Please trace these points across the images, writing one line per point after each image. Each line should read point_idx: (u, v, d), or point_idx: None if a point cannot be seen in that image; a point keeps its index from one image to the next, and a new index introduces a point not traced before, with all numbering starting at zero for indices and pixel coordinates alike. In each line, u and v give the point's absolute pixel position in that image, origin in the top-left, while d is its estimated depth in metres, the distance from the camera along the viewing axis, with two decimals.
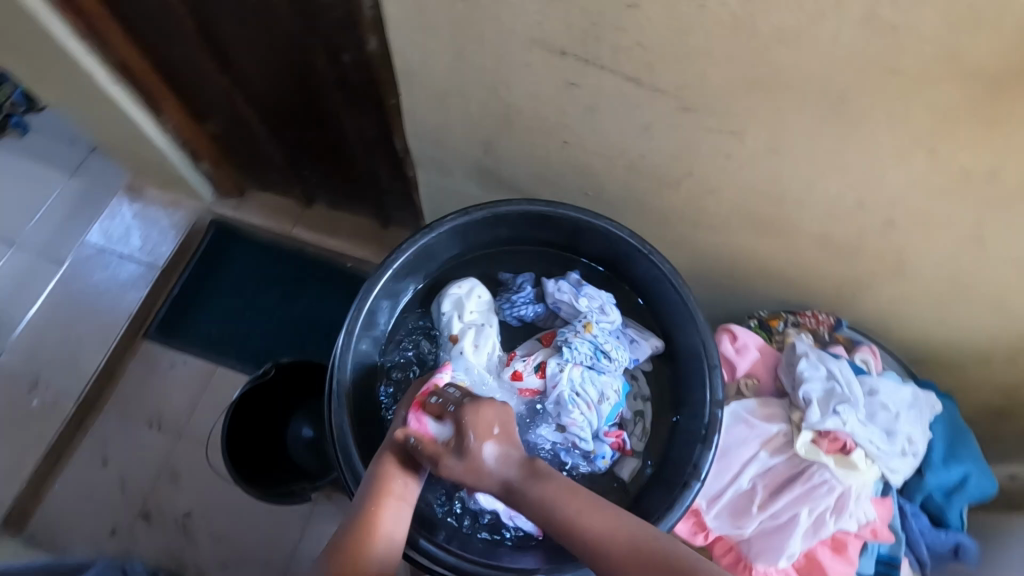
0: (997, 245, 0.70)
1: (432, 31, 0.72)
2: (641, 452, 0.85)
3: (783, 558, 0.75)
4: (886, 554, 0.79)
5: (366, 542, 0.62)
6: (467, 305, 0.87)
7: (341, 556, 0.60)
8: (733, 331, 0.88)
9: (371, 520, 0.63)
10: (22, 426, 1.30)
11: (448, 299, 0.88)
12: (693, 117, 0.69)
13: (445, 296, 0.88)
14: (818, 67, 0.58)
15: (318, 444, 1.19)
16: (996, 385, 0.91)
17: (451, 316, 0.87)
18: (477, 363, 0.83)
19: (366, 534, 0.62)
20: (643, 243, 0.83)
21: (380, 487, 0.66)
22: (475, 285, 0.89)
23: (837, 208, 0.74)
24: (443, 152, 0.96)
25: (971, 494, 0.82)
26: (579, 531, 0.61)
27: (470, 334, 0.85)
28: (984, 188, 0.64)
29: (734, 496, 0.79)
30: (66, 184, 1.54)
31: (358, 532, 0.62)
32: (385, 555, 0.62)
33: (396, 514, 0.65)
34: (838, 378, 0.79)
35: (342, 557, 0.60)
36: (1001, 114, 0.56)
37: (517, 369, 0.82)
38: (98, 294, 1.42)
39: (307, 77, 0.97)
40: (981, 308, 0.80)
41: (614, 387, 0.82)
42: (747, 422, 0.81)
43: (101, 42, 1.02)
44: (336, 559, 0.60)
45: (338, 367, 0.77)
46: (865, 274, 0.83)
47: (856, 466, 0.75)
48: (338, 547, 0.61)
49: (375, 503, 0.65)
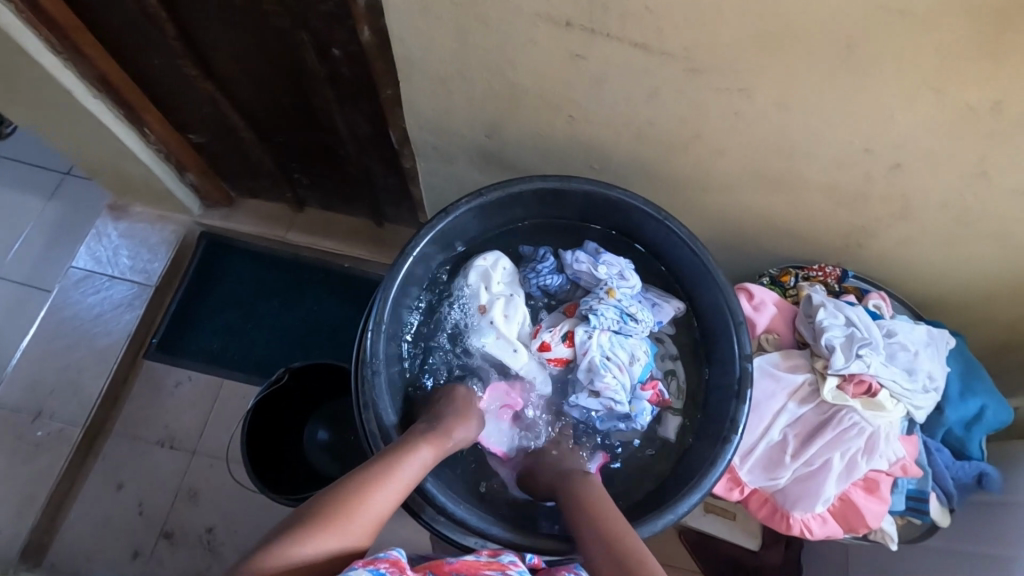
0: (1001, 178, 0.73)
1: (434, 14, 0.71)
2: (681, 410, 0.89)
3: (820, 502, 0.78)
4: (914, 489, 0.82)
5: (371, 497, 0.64)
6: (494, 276, 0.90)
7: (346, 500, 0.62)
8: (749, 290, 0.89)
9: (382, 482, 0.66)
10: (28, 459, 1.26)
11: (475, 271, 0.90)
12: (702, 78, 0.70)
13: (472, 268, 0.90)
14: (830, 15, 0.59)
15: (335, 446, 1.20)
16: (1000, 318, 0.94)
17: (479, 287, 0.90)
18: (509, 333, 0.88)
19: (374, 490, 0.64)
20: (658, 210, 0.85)
21: (405, 455, 0.70)
22: (500, 257, 0.91)
23: (843, 154, 0.76)
24: (446, 138, 0.96)
25: (990, 425, 0.85)
26: (606, 528, 0.67)
27: (499, 304, 0.89)
28: (988, 121, 0.66)
29: (767, 448, 0.82)
30: (47, 210, 1.49)
31: (368, 484, 0.64)
32: (380, 517, 0.64)
33: (404, 489, 0.68)
34: (856, 324, 0.82)
35: (346, 501, 0.62)
36: (1006, 48, 0.58)
37: (544, 340, 0.87)
38: (93, 318, 1.37)
39: (296, 78, 0.95)
40: (985, 244, 0.83)
41: (643, 348, 0.87)
42: (772, 375, 0.83)
43: (78, 55, 0.97)
44: (341, 502, 0.62)
45: (371, 358, 0.78)
46: (870, 221, 0.86)
47: (882, 407, 0.78)
48: (344, 491, 0.63)
49: (391, 469, 0.68)
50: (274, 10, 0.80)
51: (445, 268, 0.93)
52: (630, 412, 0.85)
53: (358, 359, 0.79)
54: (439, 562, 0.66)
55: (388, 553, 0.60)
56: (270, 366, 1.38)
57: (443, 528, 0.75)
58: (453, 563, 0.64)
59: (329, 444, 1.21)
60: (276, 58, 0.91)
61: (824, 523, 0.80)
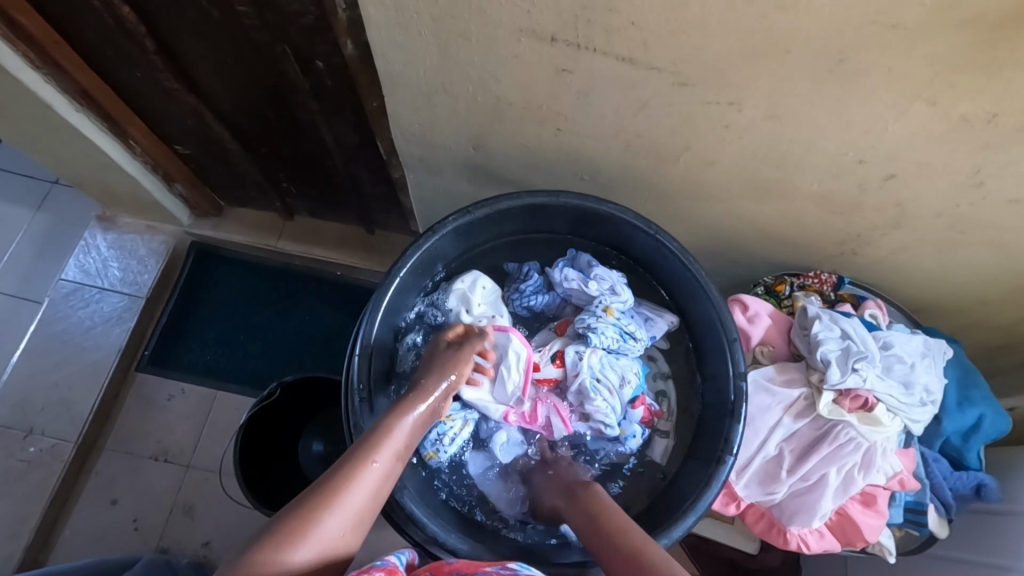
0: (996, 188, 0.71)
1: (414, 30, 0.69)
2: (670, 432, 0.89)
3: (817, 518, 0.77)
4: (912, 501, 0.82)
5: (350, 489, 0.62)
6: (473, 299, 0.88)
7: (324, 497, 0.61)
8: (743, 301, 0.88)
9: (359, 470, 0.64)
10: (20, 477, 1.25)
11: (453, 295, 0.88)
12: (690, 91, 0.68)
13: (450, 292, 0.89)
14: (819, 29, 0.57)
15: (331, 458, 1.17)
16: (997, 322, 0.94)
17: (460, 310, 0.88)
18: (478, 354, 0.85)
19: (351, 482, 0.63)
20: (648, 224, 0.84)
21: (379, 438, 0.68)
22: (478, 276, 0.89)
23: (836, 165, 0.75)
24: (432, 150, 0.95)
25: (987, 434, 0.85)
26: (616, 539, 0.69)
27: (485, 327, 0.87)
28: (983, 132, 0.64)
29: (763, 463, 0.81)
30: (33, 221, 1.47)
31: (343, 480, 0.63)
32: (361, 506, 0.63)
33: (383, 474, 0.66)
34: (852, 337, 0.80)
35: (322, 498, 0.60)
36: (1000, 60, 0.56)
37: (535, 360, 0.86)
38: (83, 332, 1.35)
39: (279, 89, 0.92)
40: (982, 254, 0.82)
41: (633, 369, 0.87)
42: (768, 390, 0.83)
43: (58, 70, 0.95)
44: (318, 500, 0.60)
45: (359, 384, 0.78)
46: (864, 230, 0.85)
47: (879, 422, 0.77)
48: (319, 488, 0.61)
49: (367, 455, 0.66)
50: (253, 24, 0.77)
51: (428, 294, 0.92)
52: (620, 435, 0.85)
53: (346, 383, 0.78)
54: (440, 564, 0.65)
55: (388, 560, 0.60)
56: (263, 378, 1.37)
57: (440, 551, 0.73)
58: (453, 563, 0.63)
59: (324, 455, 1.18)
60: (258, 70, 0.89)
61: (821, 538, 0.79)
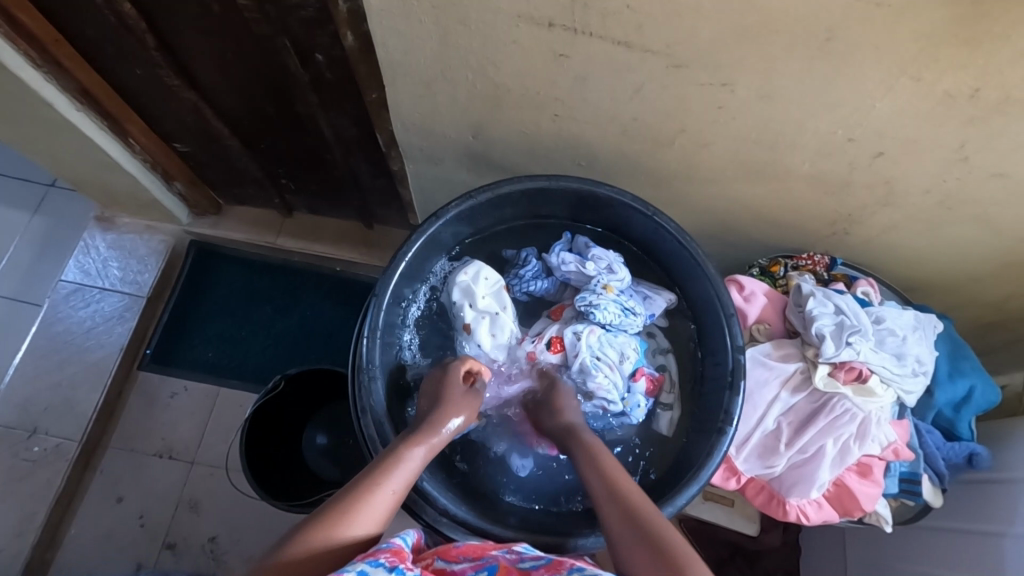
0: (981, 164, 0.74)
1: (416, 18, 0.71)
2: (671, 404, 0.91)
3: (815, 489, 0.80)
4: (907, 472, 0.84)
5: (364, 504, 0.63)
6: (478, 291, 0.89)
7: (340, 508, 0.61)
8: (739, 281, 0.91)
9: (374, 486, 0.65)
10: (25, 477, 1.25)
11: (458, 290, 0.90)
12: (684, 73, 0.70)
13: (454, 287, 0.90)
14: (807, 10, 0.59)
15: (333, 450, 1.21)
16: (988, 298, 0.96)
17: (464, 304, 0.90)
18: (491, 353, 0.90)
19: (365, 495, 0.63)
20: (646, 206, 0.86)
21: (395, 459, 0.69)
22: (480, 268, 0.90)
23: (827, 145, 0.77)
24: (432, 140, 0.97)
25: (978, 405, 0.88)
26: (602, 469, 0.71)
27: (485, 324, 0.89)
28: (964, 108, 0.67)
29: (762, 437, 0.84)
30: (33, 222, 1.47)
31: (357, 493, 0.63)
32: (376, 521, 0.63)
33: (399, 492, 0.66)
34: (845, 311, 0.83)
35: (341, 509, 0.61)
36: (981, 36, 0.58)
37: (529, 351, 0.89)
38: (84, 332, 1.36)
39: (279, 83, 0.94)
40: (969, 230, 0.84)
41: (632, 345, 0.89)
42: (766, 364, 0.85)
43: (60, 69, 0.96)
44: (334, 511, 0.61)
45: (369, 366, 0.79)
46: (855, 210, 0.87)
47: (873, 392, 0.80)
48: (336, 500, 0.62)
49: (383, 473, 0.67)
50: (254, 18, 0.78)
51: (427, 287, 0.94)
52: (626, 408, 0.87)
53: (355, 366, 0.79)
54: (448, 546, 0.66)
55: (393, 543, 0.61)
56: (267, 374, 1.38)
57: (450, 531, 0.74)
58: (460, 545, 0.64)
59: (327, 448, 1.22)
60: (259, 64, 0.90)
61: (819, 508, 0.81)
